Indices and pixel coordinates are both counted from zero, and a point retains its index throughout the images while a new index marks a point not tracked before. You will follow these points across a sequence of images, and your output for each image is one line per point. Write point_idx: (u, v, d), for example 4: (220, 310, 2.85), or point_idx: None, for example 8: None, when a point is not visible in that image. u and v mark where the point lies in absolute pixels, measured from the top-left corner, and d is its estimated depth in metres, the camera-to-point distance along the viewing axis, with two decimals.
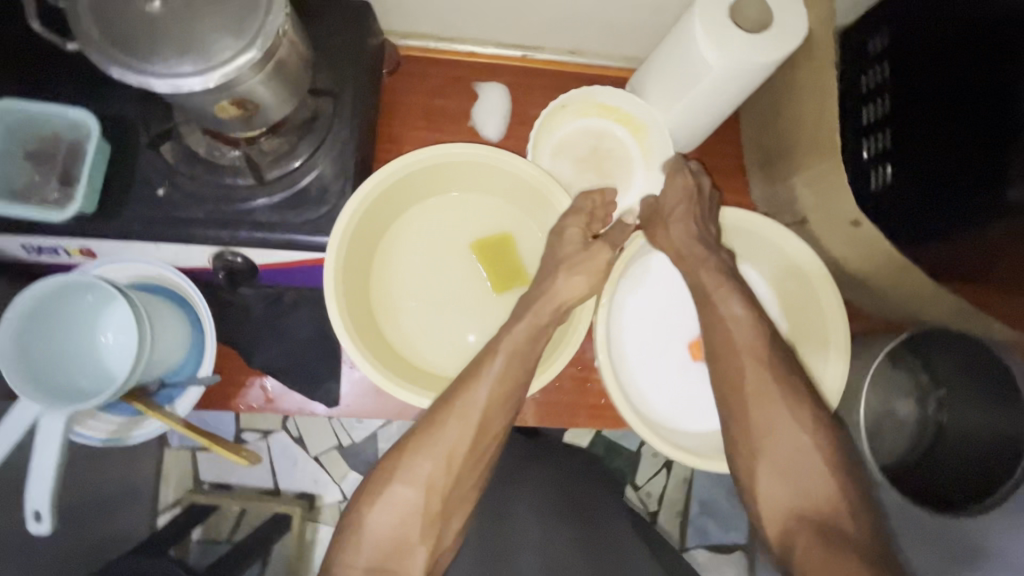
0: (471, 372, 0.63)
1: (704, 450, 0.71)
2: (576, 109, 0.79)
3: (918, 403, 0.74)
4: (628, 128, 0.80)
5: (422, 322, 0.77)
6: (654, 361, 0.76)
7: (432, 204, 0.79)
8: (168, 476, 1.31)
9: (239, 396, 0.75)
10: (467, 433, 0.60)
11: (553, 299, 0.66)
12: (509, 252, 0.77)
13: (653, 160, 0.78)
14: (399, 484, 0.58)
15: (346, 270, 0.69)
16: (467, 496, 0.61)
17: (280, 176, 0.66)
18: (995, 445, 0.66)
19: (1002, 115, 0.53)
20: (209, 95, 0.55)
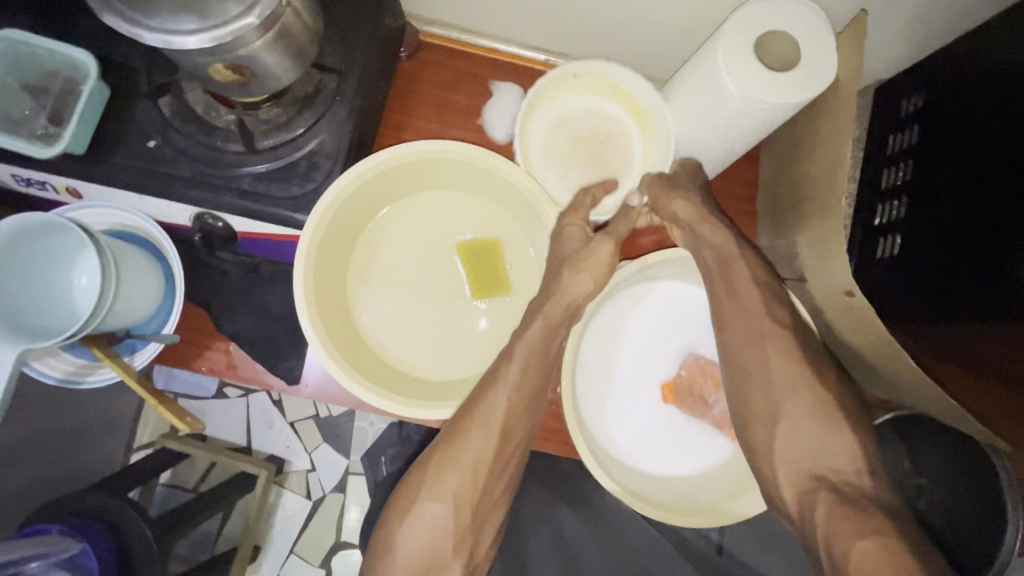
0: (489, 377, 0.65)
1: (655, 497, 0.69)
2: (587, 83, 0.74)
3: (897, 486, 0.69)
4: (636, 120, 0.75)
5: (394, 315, 0.75)
6: (623, 395, 0.73)
7: (423, 198, 0.77)
8: (147, 418, 1.31)
9: (202, 358, 0.74)
10: (491, 440, 0.63)
11: (562, 300, 0.67)
12: (494, 258, 0.75)
13: (653, 160, 0.73)
14: (428, 502, 0.61)
15: (319, 255, 0.69)
16: (493, 505, 0.64)
17: (272, 146, 0.65)
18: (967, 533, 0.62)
19: (1001, 199, 0.49)
20: (204, 56, 0.53)
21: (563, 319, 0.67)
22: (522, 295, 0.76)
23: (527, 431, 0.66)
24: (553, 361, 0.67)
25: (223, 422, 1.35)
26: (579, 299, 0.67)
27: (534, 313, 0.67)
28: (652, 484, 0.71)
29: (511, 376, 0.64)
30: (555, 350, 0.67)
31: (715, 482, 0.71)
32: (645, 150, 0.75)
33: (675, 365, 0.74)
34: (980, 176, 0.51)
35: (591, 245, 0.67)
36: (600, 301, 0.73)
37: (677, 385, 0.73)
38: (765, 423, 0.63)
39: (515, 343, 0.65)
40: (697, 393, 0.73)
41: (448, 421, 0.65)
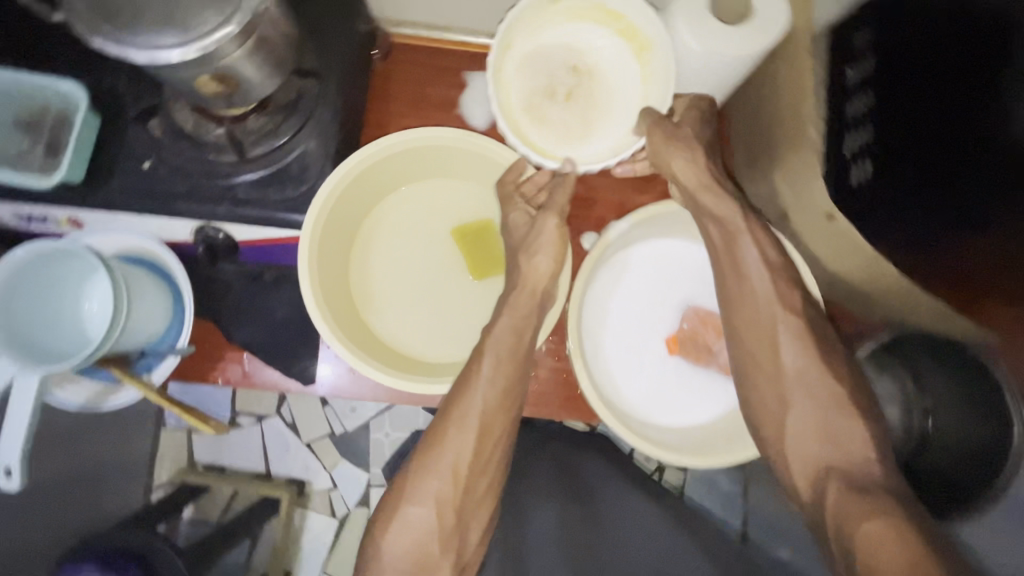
0: (463, 378, 0.65)
1: (679, 444, 0.70)
2: (569, 9, 0.68)
3: (903, 411, 0.71)
4: (632, 45, 0.68)
5: (399, 301, 0.77)
6: (631, 354, 0.75)
7: (412, 188, 0.80)
8: (164, 455, 1.34)
9: (217, 370, 0.76)
10: (469, 439, 0.63)
11: (525, 285, 0.68)
12: (488, 238, 0.77)
13: (652, 90, 0.67)
14: (411, 507, 0.62)
15: (321, 257, 0.70)
16: (482, 504, 0.64)
17: (265, 153, 0.67)
18: (979, 445, 0.65)
19: (990, 107, 0.47)
20: (189, 69, 0.55)
21: (532, 307, 0.68)
22: None
23: (505, 431, 0.66)
24: (525, 353, 0.68)
25: (240, 449, 1.36)
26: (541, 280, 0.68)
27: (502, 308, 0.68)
28: (672, 436, 0.72)
29: (486, 374, 0.65)
30: (525, 343, 0.68)
31: (734, 424, 0.71)
32: (643, 78, 0.68)
33: (677, 319, 0.76)
34: (933, 97, 0.51)
35: (534, 228, 0.69)
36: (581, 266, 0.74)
37: (682, 337, 0.75)
38: (776, 393, 0.64)
39: (485, 340, 0.67)
40: (702, 343, 0.75)
41: (432, 421, 0.66)
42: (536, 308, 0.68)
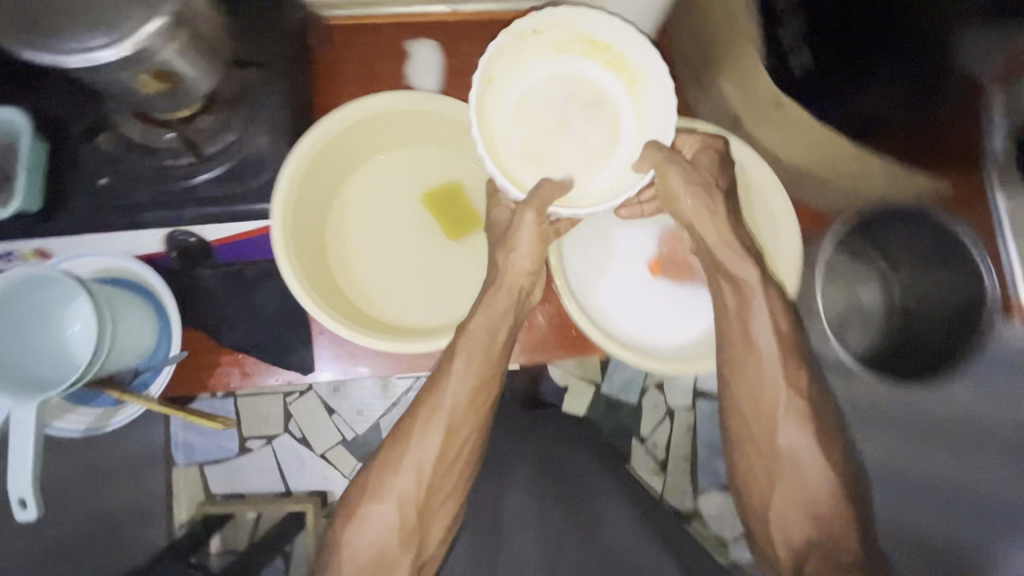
0: (436, 378, 0.67)
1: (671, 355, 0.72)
2: (552, 39, 0.67)
3: (883, 289, 0.81)
4: (621, 78, 0.69)
5: (383, 276, 0.75)
6: (616, 284, 0.77)
7: (375, 163, 0.78)
8: (178, 494, 1.23)
9: (215, 376, 0.75)
10: (436, 436, 0.64)
11: (507, 277, 0.67)
12: (458, 199, 0.77)
13: (649, 121, 0.67)
14: (375, 503, 0.65)
15: (297, 233, 0.67)
16: (443, 503, 0.67)
17: (219, 149, 0.67)
18: (958, 305, 0.71)
19: None
20: (127, 70, 0.55)
21: (510, 304, 0.68)
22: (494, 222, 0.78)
23: (473, 427, 0.67)
24: (497, 352, 0.67)
25: (257, 473, 1.27)
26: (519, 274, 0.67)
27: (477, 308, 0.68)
28: (674, 356, 0.73)
29: (456, 372, 0.66)
30: (500, 340, 0.68)
31: None
32: (636, 112, 0.69)
33: (655, 243, 0.78)
34: None
35: (512, 223, 0.65)
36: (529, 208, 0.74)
37: (662, 260, 0.78)
38: (763, 422, 0.65)
39: (461, 338, 0.66)
40: (681, 261, 0.77)
41: (401, 418, 0.68)
42: (511, 306, 0.68)
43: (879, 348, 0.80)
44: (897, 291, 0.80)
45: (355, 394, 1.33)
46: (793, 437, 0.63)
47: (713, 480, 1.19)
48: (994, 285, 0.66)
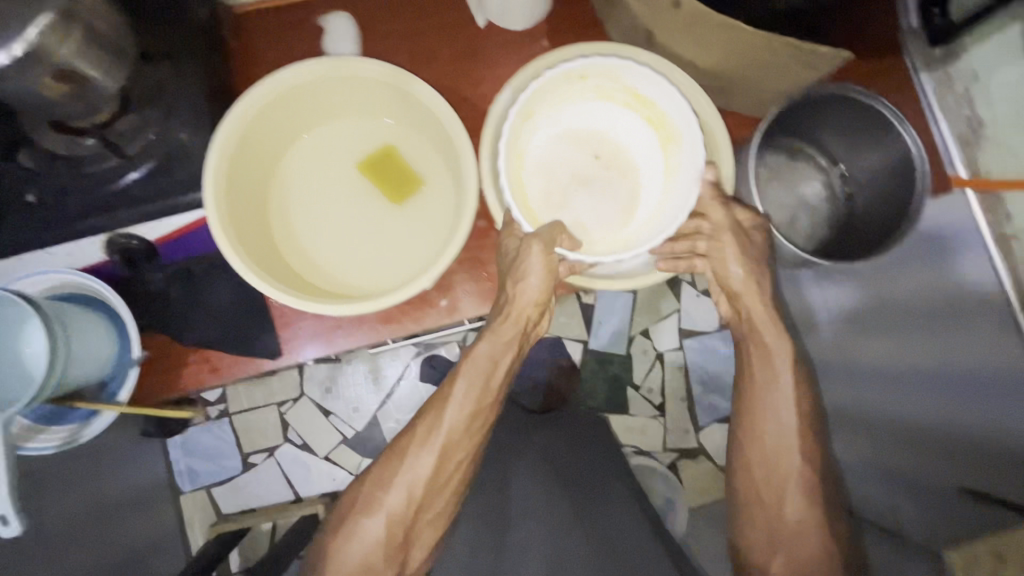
0: (436, 400, 0.73)
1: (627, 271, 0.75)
2: (598, 87, 0.75)
3: (826, 183, 0.85)
4: (660, 131, 0.75)
5: (335, 251, 0.75)
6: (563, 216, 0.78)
7: (306, 141, 0.77)
8: (192, 520, 1.37)
9: (184, 376, 0.76)
10: (433, 450, 0.71)
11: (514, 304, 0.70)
12: (395, 162, 0.77)
13: (675, 178, 0.75)
14: (366, 519, 0.71)
15: (237, 220, 0.67)
16: (430, 526, 0.73)
17: (142, 147, 0.66)
18: (894, 170, 0.75)
19: None
20: (26, 73, 0.54)
21: (515, 333, 0.72)
22: (436, 180, 0.78)
23: (466, 450, 0.73)
24: (495, 378, 0.74)
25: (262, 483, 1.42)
26: (527, 305, 0.70)
27: (484, 332, 0.72)
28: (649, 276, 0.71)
29: (455, 397, 0.73)
30: (502, 365, 0.73)
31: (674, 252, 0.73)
32: (666, 163, 0.76)
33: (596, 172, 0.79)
34: None
35: (517, 252, 0.69)
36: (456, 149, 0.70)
37: None
38: (771, 486, 0.72)
39: (465, 362, 0.73)
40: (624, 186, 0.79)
41: (398, 436, 0.75)
42: (516, 334, 0.72)
43: (832, 238, 0.84)
44: (839, 185, 0.84)
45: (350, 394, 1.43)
46: (802, 513, 0.71)
47: (712, 415, 1.20)
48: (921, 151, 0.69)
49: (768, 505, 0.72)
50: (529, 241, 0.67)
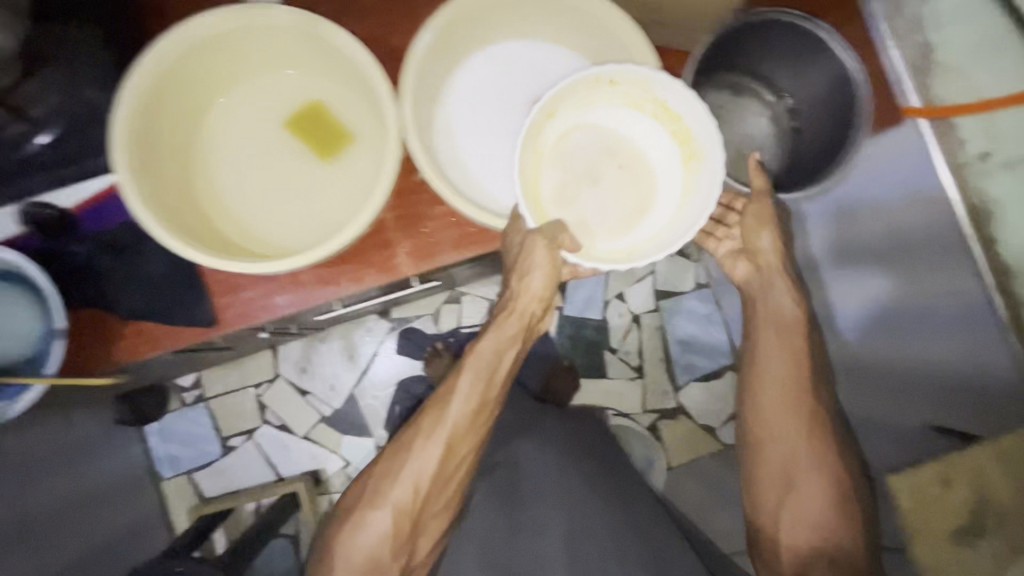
0: (445, 394, 0.85)
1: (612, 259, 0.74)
2: (625, 95, 0.74)
3: (773, 120, 0.85)
4: (684, 148, 0.75)
5: (267, 214, 0.72)
6: (499, 164, 0.74)
7: (228, 100, 0.74)
8: (174, 504, 1.55)
9: (122, 347, 0.74)
10: (437, 447, 0.83)
11: (529, 294, 0.80)
12: (323, 117, 0.74)
13: (690, 198, 0.74)
14: (377, 512, 0.84)
15: (157, 197, 0.64)
16: (436, 511, 0.87)
17: (46, 108, 0.64)
18: (837, 90, 0.76)
19: None
20: None
21: (518, 328, 0.83)
22: (366, 132, 0.74)
23: (471, 442, 0.86)
24: (498, 371, 0.85)
25: (246, 465, 1.58)
26: (529, 300, 0.80)
27: (490, 328, 0.84)
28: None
29: (462, 391, 0.84)
30: (501, 364, 0.85)
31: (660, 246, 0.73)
32: (684, 181, 0.76)
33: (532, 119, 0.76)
34: None
35: (524, 248, 0.73)
36: (373, 93, 0.67)
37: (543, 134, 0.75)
38: (784, 466, 0.86)
39: (465, 361, 0.84)
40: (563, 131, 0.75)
41: (405, 434, 0.87)
42: (521, 326, 0.83)
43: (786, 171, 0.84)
44: (786, 119, 0.85)
45: (328, 372, 1.60)
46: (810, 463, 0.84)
47: None
48: (858, 67, 0.72)
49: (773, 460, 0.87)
50: (533, 237, 0.71)
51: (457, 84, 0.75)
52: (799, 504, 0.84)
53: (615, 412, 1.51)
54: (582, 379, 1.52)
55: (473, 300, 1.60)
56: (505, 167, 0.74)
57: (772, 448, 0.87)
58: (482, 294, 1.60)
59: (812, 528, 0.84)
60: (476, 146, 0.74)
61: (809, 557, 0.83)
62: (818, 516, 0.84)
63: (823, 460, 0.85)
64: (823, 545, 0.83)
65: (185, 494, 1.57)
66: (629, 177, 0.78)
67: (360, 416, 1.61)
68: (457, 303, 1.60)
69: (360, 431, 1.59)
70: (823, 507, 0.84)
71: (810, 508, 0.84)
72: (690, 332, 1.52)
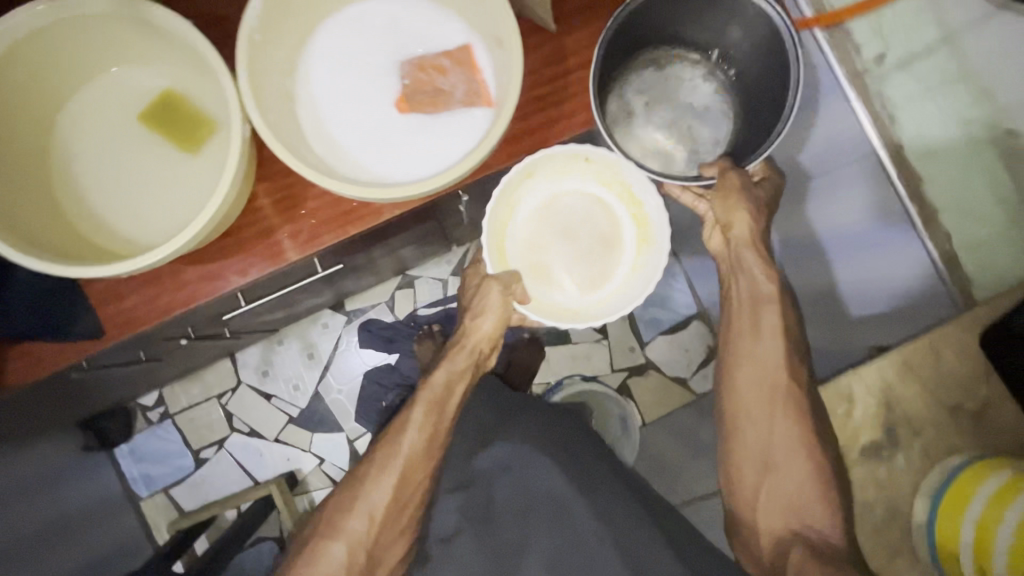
0: (397, 428, 0.85)
1: (558, 312, 0.90)
2: (596, 175, 0.89)
3: (709, 74, 0.85)
4: (637, 229, 0.91)
5: (137, 217, 0.70)
6: (372, 134, 0.71)
7: (75, 105, 0.70)
8: (155, 521, 1.53)
9: (12, 368, 0.73)
10: (392, 476, 0.83)
11: (474, 335, 0.87)
12: (175, 107, 0.70)
13: (635, 277, 0.90)
14: (331, 547, 0.81)
15: (8, 222, 0.62)
16: (392, 540, 0.84)
17: None
18: (759, 34, 0.75)
19: None
20: None
21: (468, 362, 0.88)
22: (223, 115, 0.69)
23: (427, 466, 0.85)
24: (449, 402, 0.87)
25: (221, 475, 1.56)
26: (480, 339, 0.87)
27: (441, 361, 0.88)
28: (459, 170, 0.64)
29: (414, 423, 0.85)
30: (453, 397, 0.87)
31: (602, 312, 0.90)
32: (632, 261, 0.91)
33: (397, 79, 0.71)
34: None
35: (479, 291, 0.87)
36: (207, 65, 0.64)
37: (407, 94, 0.71)
38: (765, 423, 0.83)
39: (417, 395, 0.87)
40: (430, 88, 0.71)
41: (358, 469, 0.86)
42: (471, 362, 0.88)
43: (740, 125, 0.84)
44: (721, 71, 0.84)
45: (291, 373, 1.57)
46: (763, 402, 0.84)
47: None
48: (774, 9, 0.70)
49: (760, 396, 0.84)
50: (488, 282, 0.86)
51: (310, 55, 0.71)
52: (768, 422, 0.83)
53: (583, 376, 1.46)
54: (547, 348, 1.47)
55: (427, 282, 1.57)
56: (380, 136, 0.71)
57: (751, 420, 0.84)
58: (435, 275, 1.57)
59: (791, 499, 0.82)
60: (344, 120, 0.71)
61: (783, 537, 0.81)
62: (794, 498, 0.82)
63: (801, 449, 0.83)
64: (796, 463, 0.82)
65: (165, 510, 1.55)
66: (591, 245, 0.92)
67: (328, 413, 1.57)
68: (411, 287, 1.57)
69: (330, 428, 1.57)
70: (797, 426, 0.83)
71: (787, 488, 0.82)
72: None
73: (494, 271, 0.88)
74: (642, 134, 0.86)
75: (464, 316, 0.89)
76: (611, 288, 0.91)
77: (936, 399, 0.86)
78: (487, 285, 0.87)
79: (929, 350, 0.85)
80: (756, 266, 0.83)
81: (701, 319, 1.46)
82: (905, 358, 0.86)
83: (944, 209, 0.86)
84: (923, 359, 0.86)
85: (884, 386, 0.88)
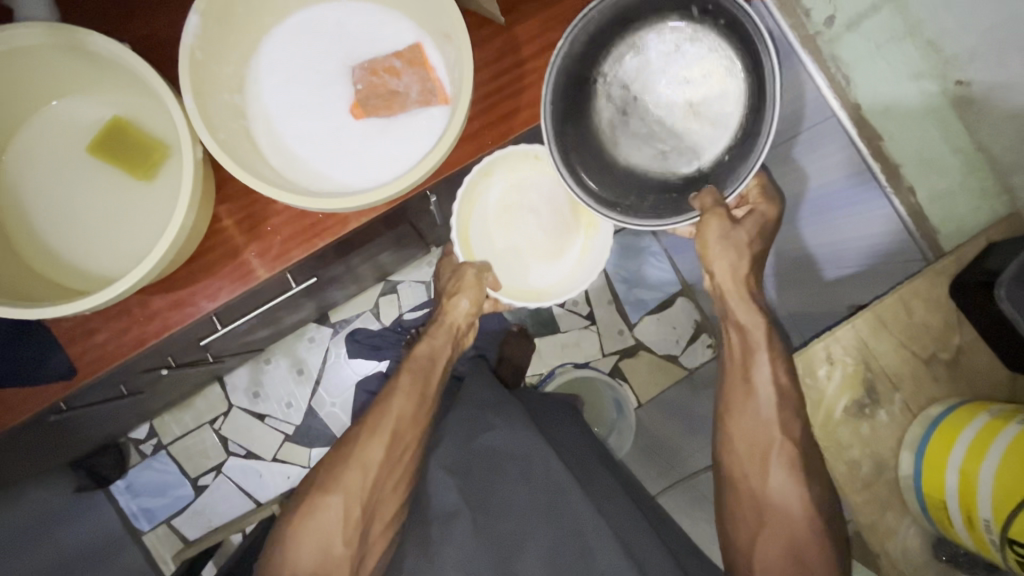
0: (385, 396, 0.92)
1: (525, 295, 0.98)
2: (547, 166, 0.94)
3: (700, 23, 0.71)
4: (585, 215, 0.98)
5: (98, 250, 0.68)
6: (332, 143, 0.70)
7: (18, 142, 0.68)
8: (159, 553, 1.52)
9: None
10: (384, 438, 0.88)
11: (452, 318, 0.96)
12: (123, 133, 0.68)
13: (587, 258, 0.99)
14: (329, 500, 0.85)
15: None
16: (385, 494, 0.89)
17: None
18: None
19: None
20: None
21: (448, 341, 0.97)
22: (175, 138, 0.68)
23: (416, 431, 0.91)
24: (432, 372, 0.94)
25: (222, 500, 1.54)
26: (458, 316, 0.95)
27: (425, 336, 0.97)
28: (420, 171, 0.63)
29: (402, 387, 0.91)
30: (438, 364, 0.95)
31: (563, 292, 0.98)
32: (583, 245, 0.99)
33: (350, 87, 0.70)
34: None
35: (456, 274, 0.95)
36: (150, 88, 0.63)
37: (361, 99, 0.69)
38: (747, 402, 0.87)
39: (402, 369, 0.94)
40: (384, 90, 0.69)
41: (354, 429, 0.90)
42: (451, 339, 0.97)
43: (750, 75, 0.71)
44: (710, 19, 0.70)
45: (281, 391, 1.55)
46: None
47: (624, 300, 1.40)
48: None
49: None
50: (464, 267, 0.94)
51: (257, 70, 0.70)
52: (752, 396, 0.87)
53: (575, 363, 1.47)
54: (536, 340, 1.47)
55: (410, 285, 1.56)
56: (341, 145, 0.70)
57: (737, 428, 0.89)
58: (417, 278, 1.55)
59: (783, 483, 0.85)
60: (304, 134, 0.70)
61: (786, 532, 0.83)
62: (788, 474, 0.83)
63: None
64: None
65: (169, 541, 1.53)
66: (547, 232, 0.97)
67: (322, 428, 1.56)
68: (394, 292, 1.56)
69: (327, 441, 1.55)
70: None
71: (784, 479, 0.85)
72: (628, 269, 1.47)
73: (464, 259, 0.95)
74: (643, 122, 0.77)
75: (442, 300, 0.97)
76: (569, 268, 0.99)
77: (912, 352, 0.88)
78: (463, 269, 0.94)
79: (900, 306, 0.87)
80: (741, 319, 0.89)
81: (686, 295, 1.47)
82: (881, 316, 0.87)
83: (905, 163, 0.87)
84: (896, 315, 0.87)
85: (860, 346, 0.88)
